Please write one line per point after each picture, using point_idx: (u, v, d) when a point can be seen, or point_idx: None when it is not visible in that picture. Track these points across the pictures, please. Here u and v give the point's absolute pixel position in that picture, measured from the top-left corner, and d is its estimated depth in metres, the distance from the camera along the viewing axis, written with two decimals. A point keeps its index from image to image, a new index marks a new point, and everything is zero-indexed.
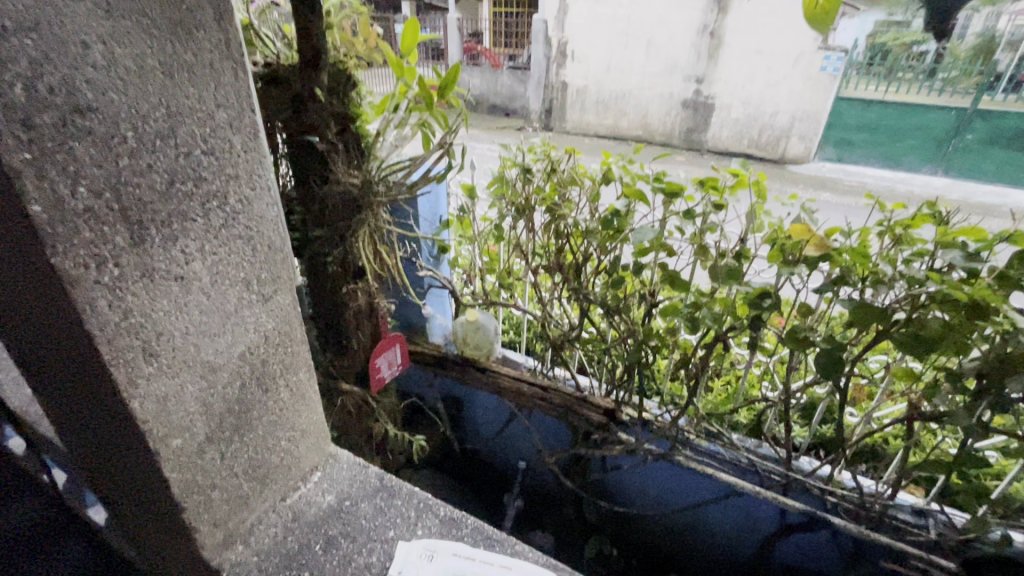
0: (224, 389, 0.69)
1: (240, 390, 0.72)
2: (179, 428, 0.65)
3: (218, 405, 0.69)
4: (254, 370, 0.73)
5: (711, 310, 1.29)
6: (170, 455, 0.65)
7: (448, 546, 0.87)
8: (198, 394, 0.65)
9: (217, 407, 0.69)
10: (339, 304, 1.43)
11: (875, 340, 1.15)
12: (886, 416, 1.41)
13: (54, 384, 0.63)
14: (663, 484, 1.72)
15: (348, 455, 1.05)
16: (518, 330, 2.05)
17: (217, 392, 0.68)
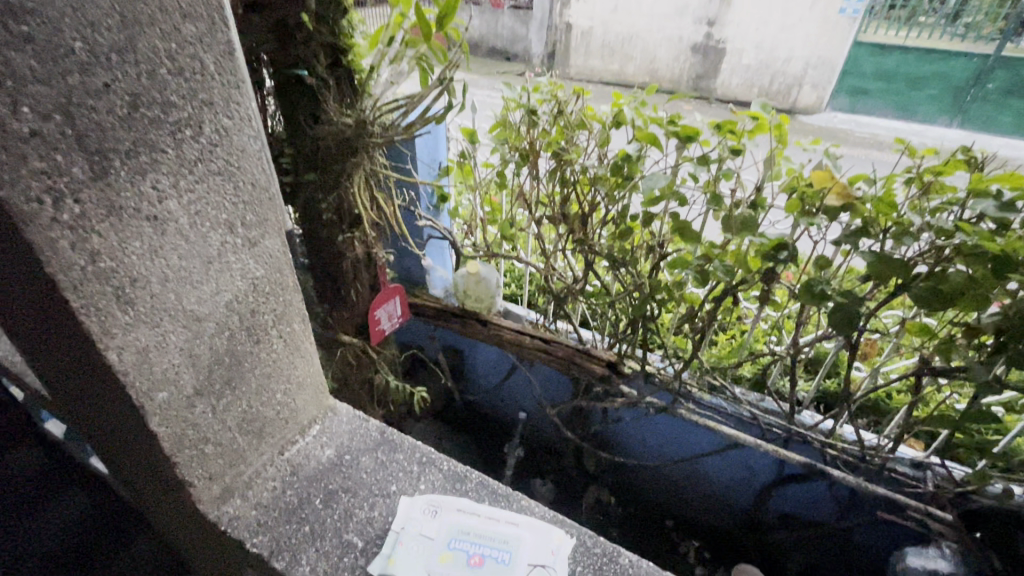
0: (212, 340, 0.65)
1: (230, 341, 0.68)
2: (165, 381, 0.61)
3: (207, 357, 0.65)
4: (243, 320, 0.69)
5: (723, 262, 1.24)
6: (156, 409, 0.62)
7: (451, 501, 0.86)
8: (184, 345, 0.61)
9: (206, 359, 0.66)
10: (335, 254, 1.38)
11: (893, 295, 1.11)
12: (894, 370, 1.39)
13: (39, 344, 0.59)
14: (664, 436, 1.73)
15: (347, 408, 1.03)
16: (520, 283, 2.00)
17: (205, 343, 0.64)
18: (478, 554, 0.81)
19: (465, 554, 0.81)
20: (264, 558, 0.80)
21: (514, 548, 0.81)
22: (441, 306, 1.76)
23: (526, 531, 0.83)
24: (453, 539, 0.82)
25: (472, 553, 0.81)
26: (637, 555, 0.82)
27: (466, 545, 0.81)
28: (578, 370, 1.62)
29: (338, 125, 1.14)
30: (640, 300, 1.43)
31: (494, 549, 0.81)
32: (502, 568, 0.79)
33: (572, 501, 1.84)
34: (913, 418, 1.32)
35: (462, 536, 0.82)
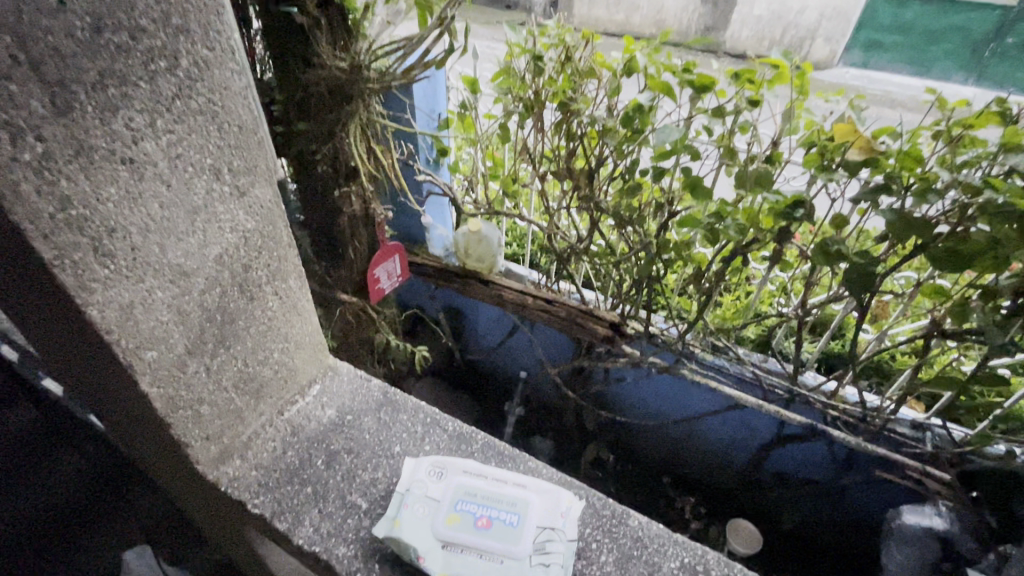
0: (201, 295, 0.61)
1: (221, 299, 0.64)
2: (154, 339, 0.58)
3: (197, 314, 0.62)
4: (235, 277, 0.65)
5: (735, 221, 1.20)
6: (147, 369, 0.59)
7: (457, 463, 0.85)
8: (173, 301, 0.58)
9: (196, 317, 0.62)
10: (333, 209, 1.34)
11: (910, 255, 1.07)
12: (901, 331, 1.37)
13: (21, 305, 0.56)
14: (664, 397, 1.73)
15: (347, 368, 1.01)
16: (522, 243, 1.95)
17: (195, 300, 0.61)
18: (486, 516, 0.79)
19: (473, 516, 0.79)
20: (267, 519, 0.80)
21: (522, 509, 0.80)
22: (441, 265, 1.72)
23: (535, 493, 0.82)
24: (460, 501, 0.80)
25: (480, 515, 0.79)
26: (645, 517, 0.84)
27: (474, 506, 0.80)
28: (581, 331, 1.61)
29: (331, 70, 1.07)
30: (646, 260, 1.39)
31: (502, 511, 0.80)
32: (510, 529, 0.78)
33: (572, 459, 1.86)
34: (918, 379, 1.31)
35: (470, 498, 0.81)
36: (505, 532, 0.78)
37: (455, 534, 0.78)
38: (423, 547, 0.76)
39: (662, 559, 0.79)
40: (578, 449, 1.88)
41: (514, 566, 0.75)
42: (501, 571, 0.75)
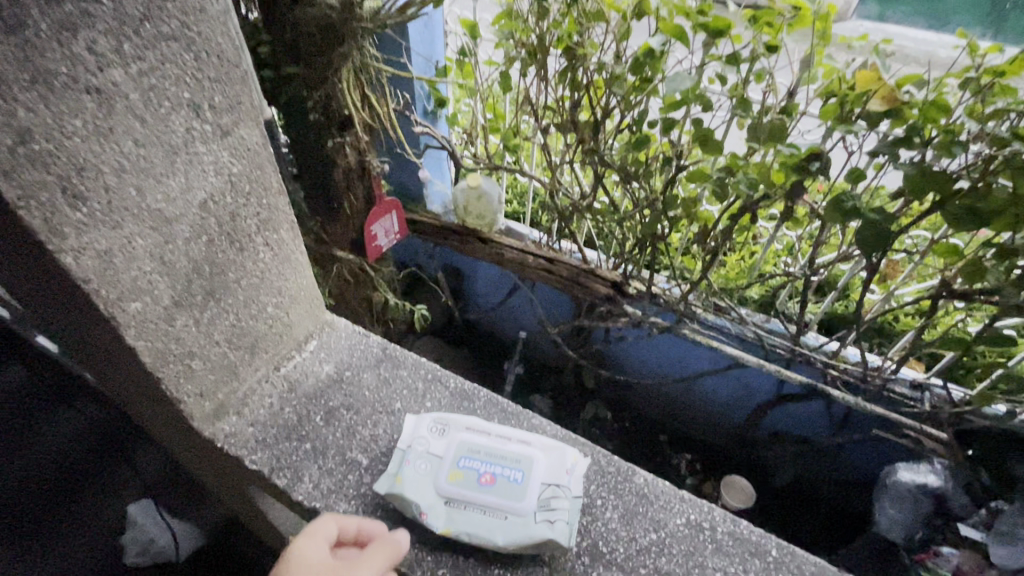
0: (186, 245, 0.61)
1: (208, 250, 0.65)
2: (138, 290, 0.59)
3: (183, 263, 0.62)
4: (222, 226, 0.65)
5: (747, 176, 1.14)
6: (132, 321, 0.59)
7: (459, 420, 0.84)
8: (157, 252, 0.59)
9: (182, 266, 0.62)
10: (327, 162, 1.28)
11: (926, 213, 1.03)
12: (909, 293, 1.35)
13: None
14: (664, 356, 1.73)
15: (346, 324, 0.99)
16: (522, 201, 1.89)
17: (179, 250, 0.61)
18: (490, 472, 0.78)
19: (476, 473, 0.78)
20: (265, 475, 0.80)
21: (527, 466, 0.80)
22: (439, 223, 1.67)
23: (540, 450, 0.81)
24: (463, 457, 0.80)
25: (483, 472, 0.79)
26: (651, 474, 0.86)
27: (477, 463, 0.79)
28: (582, 290, 1.58)
29: (320, 8, 1.01)
30: (652, 218, 1.34)
31: (506, 467, 0.79)
32: (515, 486, 0.77)
33: (571, 416, 1.87)
34: (922, 341, 1.30)
35: (473, 455, 0.80)
36: (508, 489, 0.77)
37: (457, 490, 0.77)
38: (425, 502, 0.77)
39: (668, 515, 0.82)
40: (577, 406, 1.89)
41: (518, 522, 0.75)
42: (505, 526, 0.75)
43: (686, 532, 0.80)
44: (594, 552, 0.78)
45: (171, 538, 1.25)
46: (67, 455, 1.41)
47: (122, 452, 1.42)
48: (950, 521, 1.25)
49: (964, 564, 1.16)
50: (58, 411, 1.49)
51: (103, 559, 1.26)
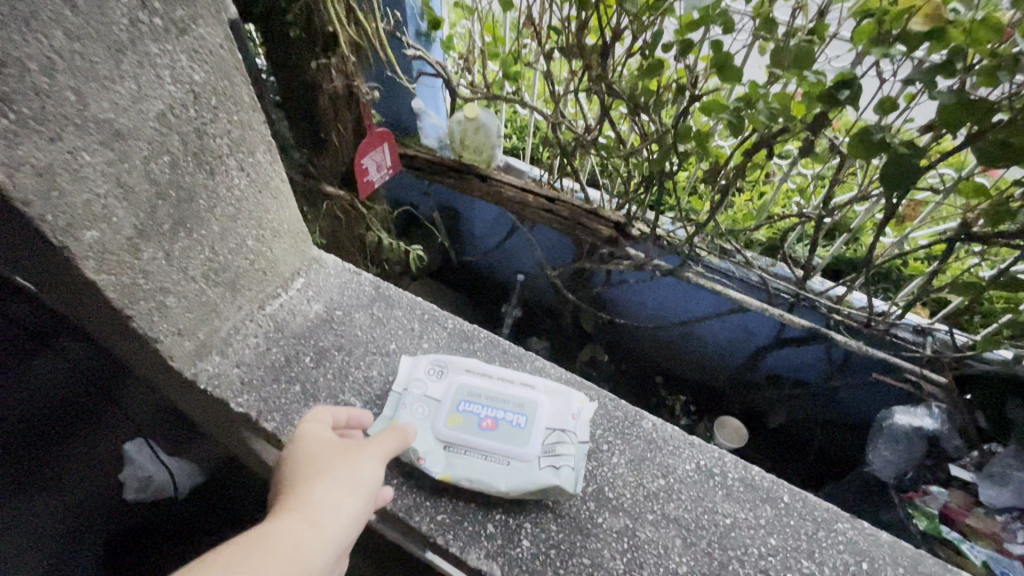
0: (147, 166, 0.60)
1: (173, 172, 0.64)
2: (94, 217, 0.57)
3: (144, 188, 0.61)
4: (188, 145, 0.64)
5: (768, 106, 1.05)
6: (89, 251, 0.58)
7: (459, 362, 0.85)
8: (110, 171, 0.57)
9: (144, 191, 0.61)
10: (312, 87, 1.18)
11: (959, 147, 0.95)
12: (923, 236, 1.30)
13: None
14: (665, 299, 1.70)
15: (334, 261, 1.00)
16: (522, 136, 1.80)
17: (139, 171, 0.59)
18: (491, 417, 0.79)
19: (477, 417, 0.79)
20: (253, 417, 0.80)
21: (530, 411, 0.80)
22: (433, 157, 1.57)
23: (543, 395, 0.82)
24: (463, 401, 0.81)
25: (484, 416, 0.79)
26: (659, 420, 0.87)
27: (478, 407, 0.80)
28: (584, 231, 1.51)
29: None
30: (660, 153, 1.26)
31: (508, 412, 0.80)
32: (517, 430, 0.78)
33: (567, 358, 1.85)
34: (932, 285, 1.26)
35: (473, 398, 0.81)
36: (511, 433, 0.77)
37: (457, 434, 0.78)
38: (423, 448, 0.77)
39: (677, 461, 0.82)
40: (575, 349, 1.87)
41: (521, 467, 0.75)
42: (507, 472, 0.75)
43: (695, 477, 0.81)
44: (599, 496, 0.78)
45: (168, 476, 1.25)
46: (42, 399, 1.29)
47: (109, 395, 1.34)
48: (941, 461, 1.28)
49: (953, 502, 1.20)
50: (26, 351, 1.35)
51: (98, 499, 1.23)
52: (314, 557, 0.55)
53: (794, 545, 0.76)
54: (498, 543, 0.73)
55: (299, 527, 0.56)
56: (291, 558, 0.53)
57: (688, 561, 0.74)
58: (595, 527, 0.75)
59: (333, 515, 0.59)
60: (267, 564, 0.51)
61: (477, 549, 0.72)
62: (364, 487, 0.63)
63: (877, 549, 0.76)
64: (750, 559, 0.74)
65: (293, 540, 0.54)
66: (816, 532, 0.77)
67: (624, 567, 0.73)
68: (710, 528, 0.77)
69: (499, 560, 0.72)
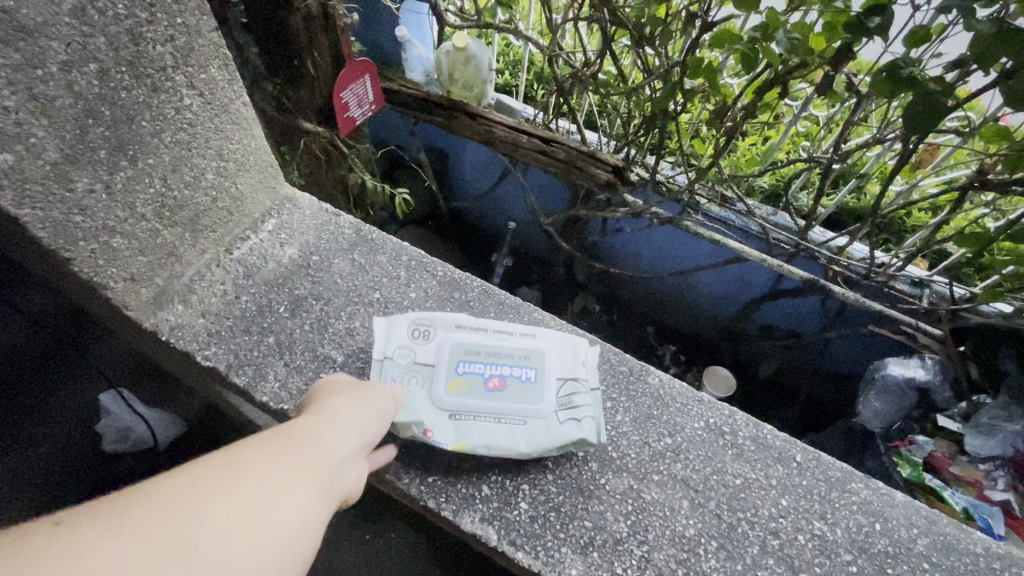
0: (69, 78, 0.55)
1: (102, 84, 0.58)
2: (8, 135, 0.53)
3: (66, 103, 0.56)
4: (120, 53, 0.58)
5: (787, 37, 0.94)
6: (5, 179, 0.54)
7: (446, 319, 0.79)
8: (17, 78, 0.51)
9: (66, 108, 0.56)
10: (281, 4, 1.05)
11: (989, 85, 0.86)
12: (934, 185, 1.25)
13: None
14: (661, 249, 1.65)
15: (309, 201, 0.95)
16: (515, 71, 1.67)
17: (56, 81, 0.54)
18: (497, 375, 0.75)
19: (481, 377, 0.74)
20: (222, 370, 0.77)
21: (538, 363, 0.77)
22: (420, 93, 1.45)
23: (547, 344, 0.78)
24: (461, 362, 0.75)
25: (489, 375, 0.75)
26: (666, 376, 0.85)
27: (479, 366, 0.75)
28: (579, 176, 1.42)
29: None
30: (665, 90, 1.16)
31: (515, 367, 0.76)
32: (527, 386, 0.74)
33: (558, 308, 1.82)
34: (938, 237, 1.22)
35: (472, 358, 0.76)
36: (520, 390, 0.74)
37: (461, 400, 0.73)
38: (427, 421, 0.71)
39: (685, 419, 0.81)
40: (566, 299, 1.83)
41: (540, 425, 0.72)
42: (526, 432, 0.72)
43: (704, 436, 0.80)
44: (603, 457, 0.76)
45: (147, 429, 1.20)
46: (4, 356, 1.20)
47: (79, 351, 1.27)
48: (927, 412, 1.30)
49: (937, 451, 1.22)
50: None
51: (80, 455, 1.19)
52: (338, 451, 0.52)
53: (806, 506, 0.75)
54: (495, 506, 0.71)
55: (319, 425, 0.54)
56: (318, 445, 0.51)
57: (695, 524, 0.73)
58: (597, 489, 0.74)
59: (348, 426, 0.57)
60: (297, 443, 0.49)
61: (472, 512, 0.71)
62: (378, 408, 0.62)
63: (890, 510, 0.76)
64: (760, 520, 0.74)
65: (315, 433, 0.52)
66: (830, 493, 0.77)
67: (627, 530, 0.72)
68: (719, 489, 0.76)
69: (495, 524, 0.70)
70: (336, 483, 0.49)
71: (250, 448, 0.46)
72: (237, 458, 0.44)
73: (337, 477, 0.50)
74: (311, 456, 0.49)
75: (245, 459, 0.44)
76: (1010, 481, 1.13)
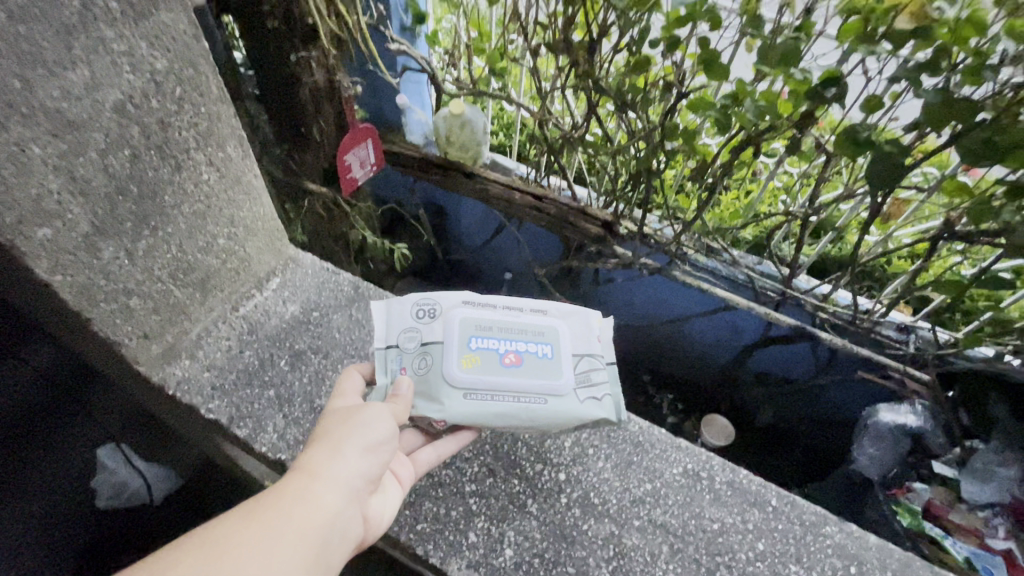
0: (103, 160, 0.61)
1: (133, 166, 0.64)
2: (47, 213, 0.58)
3: (101, 183, 0.61)
4: (149, 138, 0.65)
5: (755, 105, 1.02)
6: (41, 251, 0.59)
7: (452, 296, 0.78)
8: (63, 165, 0.57)
9: (100, 186, 0.62)
10: (290, 80, 1.16)
11: (944, 145, 0.92)
12: (907, 235, 1.32)
13: None
14: (652, 297, 1.70)
15: (311, 260, 1.01)
16: (509, 132, 1.78)
17: (95, 166, 0.60)
18: (512, 351, 0.74)
19: (496, 353, 0.74)
20: (224, 423, 0.80)
21: (552, 339, 0.77)
22: (420, 155, 1.54)
23: (558, 319, 0.79)
24: (473, 337, 0.74)
25: (504, 351, 0.74)
26: (645, 422, 0.86)
27: (493, 342, 0.74)
28: (570, 231, 1.50)
29: None
30: (647, 150, 1.23)
31: (530, 343, 0.76)
32: (544, 361, 0.74)
33: None
34: (917, 284, 1.27)
35: (484, 333, 0.75)
36: (537, 365, 0.74)
37: (476, 375, 0.71)
38: (443, 401, 0.70)
39: (664, 464, 0.82)
40: None
41: (559, 401, 0.72)
42: (546, 409, 0.72)
43: (682, 481, 0.81)
44: (585, 502, 0.78)
45: (144, 483, 1.24)
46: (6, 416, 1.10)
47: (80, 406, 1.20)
48: (922, 458, 1.30)
49: (936, 499, 1.22)
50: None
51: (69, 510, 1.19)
52: (325, 504, 0.52)
53: (782, 550, 0.76)
54: (481, 553, 0.74)
55: (302, 486, 0.52)
56: (304, 506, 0.51)
57: (675, 569, 0.74)
58: (579, 535, 0.75)
59: (343, 466, 0.56)
60: (280, 509, 0.50)
61: (459, 559, 0.73)
62: (374, 442, 0.59)
63: (865, 553, 0.77)
64: (738, 565, 0.74)
65: (300, 501, 0.51)
66: (804, 536, 0.77)
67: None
68: (697, 534, 0.76)
69: (481, 570, 0.72)
70: (320, 545, 0.49)
71: (229, 525, 0.46)
72: (214, 539, 0.45)
73: (323, 536, 0.50)
74: (287, 534, 0.48)
75: (221, 541, 0.45)
76: (1010, 528, 1.14)
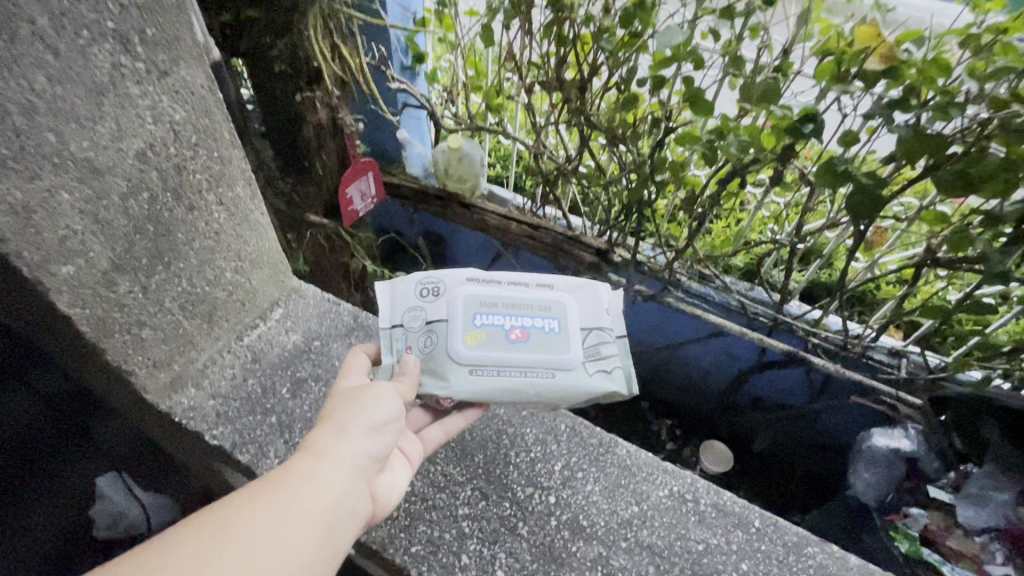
0: (124, 201, 0.65)
1: (151, 207, 0.68)
2: (69, 252, 0.61)
3: (121, 222, 0.65)
4: (166, 180, 0.69)
5: (738, 139, 1.08)
6: (63, 286, 0.62)
7: (455, 274, 0.79)
8: (87, 208, 0.61)
9: (120, 225, 0.66)
10: (296, 119, 1.23)
11: (920, 176, 0.96)
12: (892, 261, 1.36)
13: None
14: (648, 323, 1.73)
15: (313, 291, 1.04)
16: (506, 164, 1.84)
17: (116, 207, 0.64)
18: (519, 327, 0.75)
19: (502, 329, 0.75)
20: (226, 450, 0.82)
21: (559, 313, 0.77)
22: (421, 187, 1.60)
23: (564, 293, 0.79)
24: (477, 314, 0.75)
25: (510, 327, 0.75)
26: (634, 446, 0.87)
27: (498, 318, 0.75)
28: (567, 258, 1.53)
29: None
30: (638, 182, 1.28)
31: (536, 319, 0.76)
32: (552, 335, 0.75)
33: None
34: (905, 310, 1.30)
35: (488, 309, 0.76)
36: (543, 341, 0.75)
37: (482, 352, 0.73)
38: (450, 378, 0.72)
39: (651, 487, 0.83)
40: None
41: (566, 376, 0.74)
42: (551, 383, 0.73)
43: (669, 504, 0.82)
44: (575, 525, 0.79)
45: (141, 512, 1.20)
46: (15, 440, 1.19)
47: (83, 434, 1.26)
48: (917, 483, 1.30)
49: (932, 524, 1.21)
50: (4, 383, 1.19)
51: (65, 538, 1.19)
52: (333, 482, 0.55)
53: (766, 571, 0.77)
54: None
55: (311, 466, 0.55)
56: (314, 483, 0.54)
57: None
58: (569, 556, 0.76)
59: (350, 445, 0.59)
60: (291, 484, 0.52)
61: None
62: (378, 423, 0.62)
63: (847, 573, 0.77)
64: None
65: (309, 479, 0.54)
66: (788, 557, 0.78)
67: None
68: (683, 555, 0.77)
69: None
70: (330, 519, 0.52)
71: (242, 501, 0.49)
72: (228, 514, 0.47)
73: (332, 510, 0.53)
74: (299, 508, 0.51)
75: (235, 516, 0.47)
76: (1007, 554, 1.11)
